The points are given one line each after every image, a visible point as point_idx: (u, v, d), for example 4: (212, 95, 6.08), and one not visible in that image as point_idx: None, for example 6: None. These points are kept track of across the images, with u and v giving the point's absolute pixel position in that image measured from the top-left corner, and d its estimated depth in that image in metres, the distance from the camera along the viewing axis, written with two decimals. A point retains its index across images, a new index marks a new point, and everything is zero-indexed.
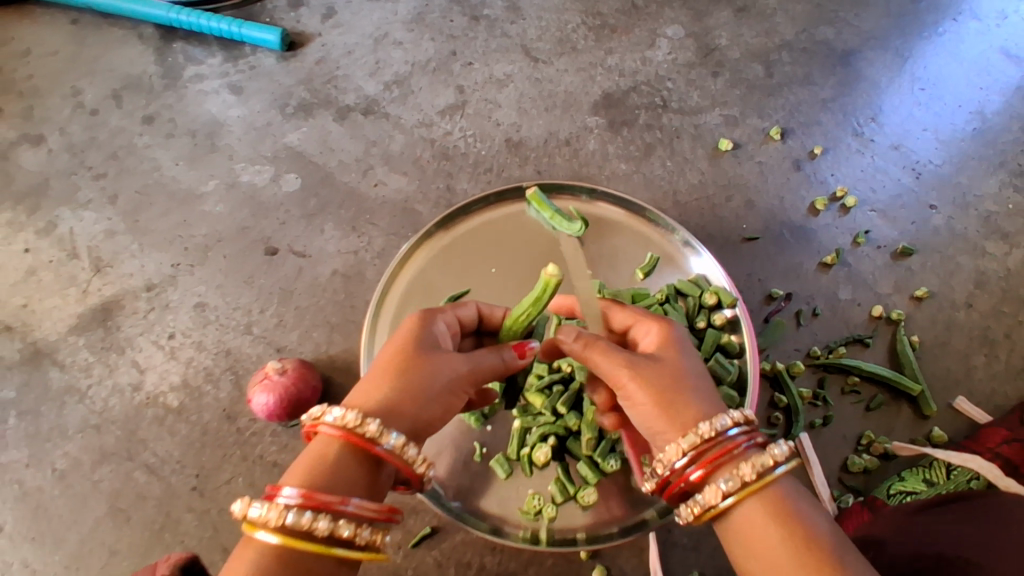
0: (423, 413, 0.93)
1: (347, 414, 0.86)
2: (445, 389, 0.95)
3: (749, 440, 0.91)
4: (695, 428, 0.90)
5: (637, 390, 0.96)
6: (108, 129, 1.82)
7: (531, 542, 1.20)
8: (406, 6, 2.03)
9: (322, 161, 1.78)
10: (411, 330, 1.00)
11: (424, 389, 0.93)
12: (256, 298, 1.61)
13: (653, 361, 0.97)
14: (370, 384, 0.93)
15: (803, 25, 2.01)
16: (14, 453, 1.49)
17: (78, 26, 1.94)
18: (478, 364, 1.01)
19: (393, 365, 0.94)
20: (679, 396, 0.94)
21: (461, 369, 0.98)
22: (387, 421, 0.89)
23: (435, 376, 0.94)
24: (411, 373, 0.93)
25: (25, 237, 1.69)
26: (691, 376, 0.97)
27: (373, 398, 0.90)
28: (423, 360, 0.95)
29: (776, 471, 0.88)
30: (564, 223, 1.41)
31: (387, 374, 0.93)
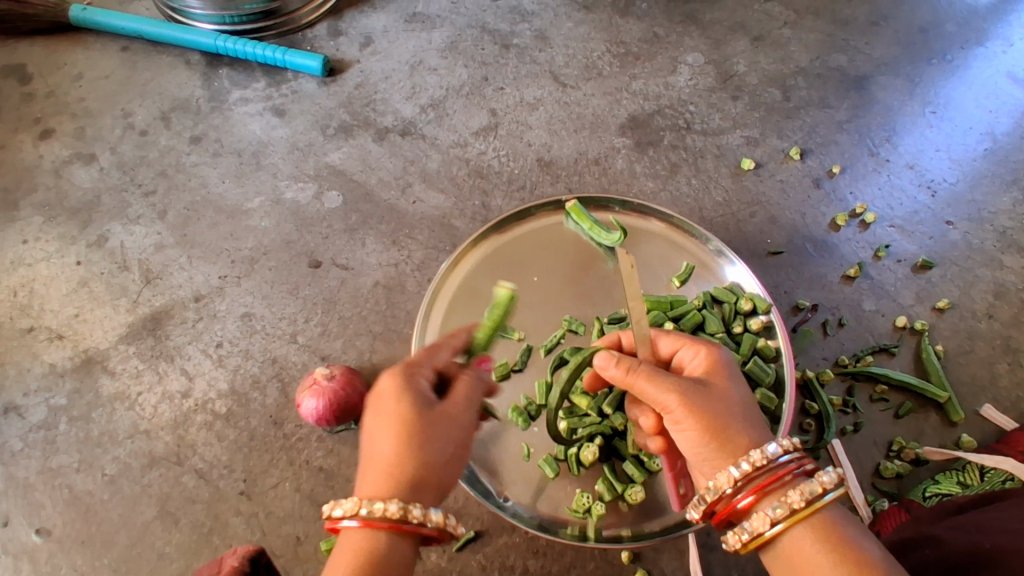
0: (445, 474, 0.97)
1: (382, 507, 0.89)
2: (457, 441, 0.99)
3: (796, 464, 0.95)
4: (747, 455, 0.94)
5: (682, 429, 0.98)
6: (158, 148, 1.97)
7: (580, 539, 1.25)
8: (439, 36, 2.16)
9: (363, 179, 1.88)
10: (399, 397, 0.98)
11: (438, 457, 0.96)
12: (301, 308, 1.69)
13: (696, 396, 0.98)
14: (391, 468, 0.93)
15: (817, 53, 2.11)
16: (64, 458, 1.53)
17: (129, 53, 2.15)
18: (471, 401, 1.04)
19: (399, 441, 0.94)
20: (725, 432, 0.96)
21: (465, 415, 1.01)
22: (418, 497, 0.93)
23: (446, 436, 0.97)
24: (421, 444, 0.95)
25: (77, 249, 1.80)
26: (734, 409, 0.99)
27: (392, 480, 0.92)
28: (428, 428, 0.96)
29: (825, 498, 0.92)
30: (603, 233, 1.48)
31: (396, 452, 0.94)
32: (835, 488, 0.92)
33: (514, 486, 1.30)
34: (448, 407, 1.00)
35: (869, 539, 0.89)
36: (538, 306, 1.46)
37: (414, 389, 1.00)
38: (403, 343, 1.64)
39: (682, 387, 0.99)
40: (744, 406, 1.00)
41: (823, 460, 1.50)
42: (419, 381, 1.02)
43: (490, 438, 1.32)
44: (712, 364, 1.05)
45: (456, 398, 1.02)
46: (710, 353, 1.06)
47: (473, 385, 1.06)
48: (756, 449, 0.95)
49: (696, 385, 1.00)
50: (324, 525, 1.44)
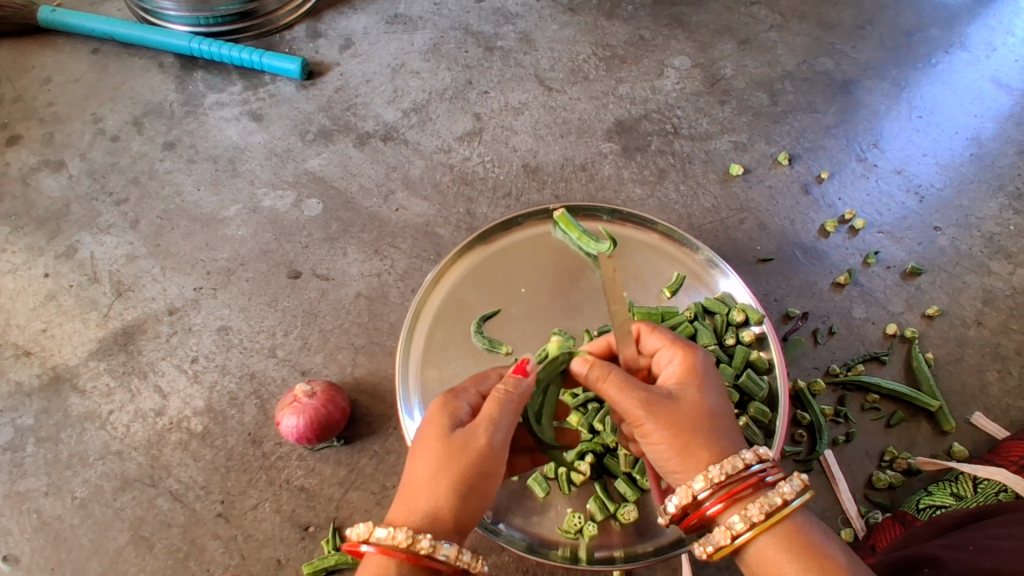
0: (463, 507, 0.90)
1: (395, 534, 0.86)
2: (476, 471, 0.91)
3: (760, 473, 0.91)
4: (705, 472, 0.91)
5: (648, 441, 0.95)
6: (130, 155, 1.90)
7: (571, 560, 1.22)
8: (422, 39, 2.12)
9: (344, 186, 1.83)
10: (428, 421, 0.95)
11: (456, 487, 0.90)
12: (280, 321, 1.63)
13: (662, 408, 0.93)
14: (409, 493, 0.91)
15: (803, 56, 2.09)
16: (32, 481, 1.46)
17: (99, 55, 2.07)
18: (498, 424, 0.94)
19: (421, 467, 0.91)
20: (690, 444, 0.93)
21: (488, 441, 0.92)
22: (433, 529, 0.88)
23: (464, 465, 0.90)
24: (436, 472, 0.90)
25: (45, 261, 1.73)
26: (702, 422, 0.94)
27: (412, 508, 0.89)
28: (454, 455, 0.90)
29: (785, 510, 0.89)
30: (592, 243, 1.46)
31: (419, 475, 0.91)
32: (798, 497, 0.90)
33: (502, 506, 1.26)
34: (470, 433, 0.92)
35: (834, 548, 0.87)
36: (526, 319, 1.43)
37: (446, 413, 0.96)
38: (387, 356, 1.59)
39: (649, 397, 0.94)
40: (715, 415, 0.95)
41: (815, 472, 1.48)
42: (457, 406, 0.97)
43: None
44: (688, 372, 0.99)
45: (482, 422, 0.94)
46: (688, 361, 1.00)
47: (501, 406, 0.96)
48: (716, 464, 0.91)
49: (664, 395, 0.95)
50: (306, 548, 1.38)
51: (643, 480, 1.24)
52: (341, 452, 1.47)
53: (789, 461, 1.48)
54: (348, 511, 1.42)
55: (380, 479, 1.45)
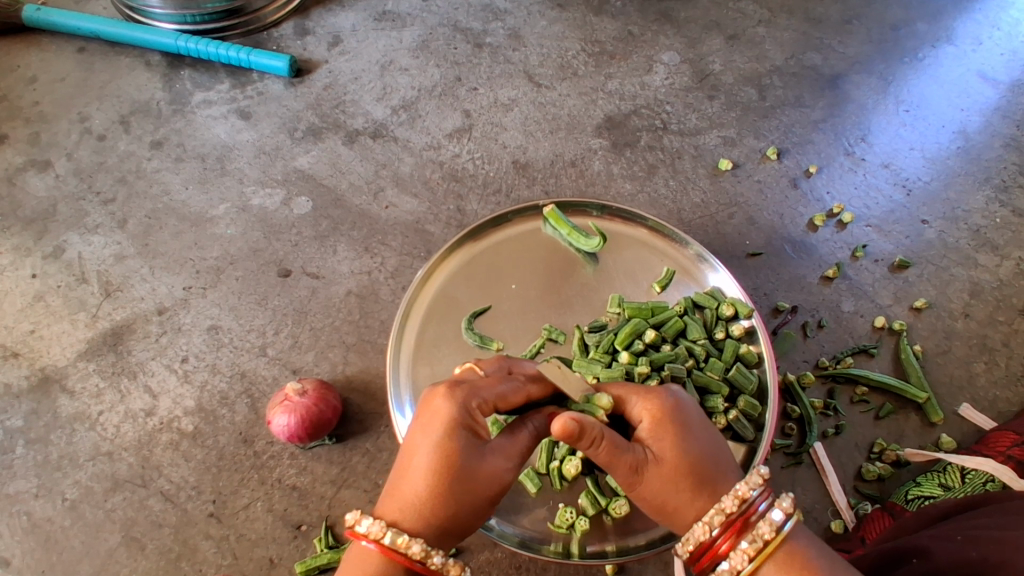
0: (469, 523, 0.93)
1: (409, 544, 0.86)
2: (491, 498, 0.93)
3: (748, 513, 0.90)
4: (693, 530, 0.92)
5: (635, 499, 0.96)
6: (117, 154, 1.88)
7: (564, 555, 1.23)
8: (410, 35, 2.11)
9: (333, 184, 1.83)
10: (454, 434, 0.90)
11: (472, 508, 0.91)
12: (270, 319, 1.63)
13: (647, 471, 0.92)
14: (420, 503, 0.88)
15: (792, 51, 2.10)
16: (22, 483, 1.45)
17: (85, 54, 2.06)
18: (520, 461, 0.97)
19: (444, 483, 0.88)
20: (669, 507, 0.94)
21: (509, 476, 0.94)
22: (441, 540, 0.90)
23: (487, 492, 0.92)
24: (459, 493, 0.89)
25: (32, 261, 1.72)
26: (683, 491, 0.92)
27: (423, 520, 0.88)
28: (473, 482, 0.90)
29: (772, 546, 0.88)
30: (582, 239, 1.48)
31: (435, 491, 0.88)
32: (783, 528, 0.89)
33: None
34: (496, 466, 0.92)
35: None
36: (517, 315, 1.43)
37: (469, 429, 0.92)
38: (378, 354, 1.59)
39: (634, 463, 0.92)
40: (703, 477, 0.92)
41: (805, 465, 1.49)
42: (476, 419, 0.93)
43: None
44: (676, 440, 0.94)
45: (507, 455, 0.95)
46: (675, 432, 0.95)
47: (524, 444, 0.98)
48: (700, 522, 0.91)
49: (648, 458, 0.93)
50: (299, 546, 1.38)
51: None
52: (333, 450, 1.47)
53: (779, 455, 1.50)
54: (340, 509, 1.42)
55: (372, 477, 1.45)
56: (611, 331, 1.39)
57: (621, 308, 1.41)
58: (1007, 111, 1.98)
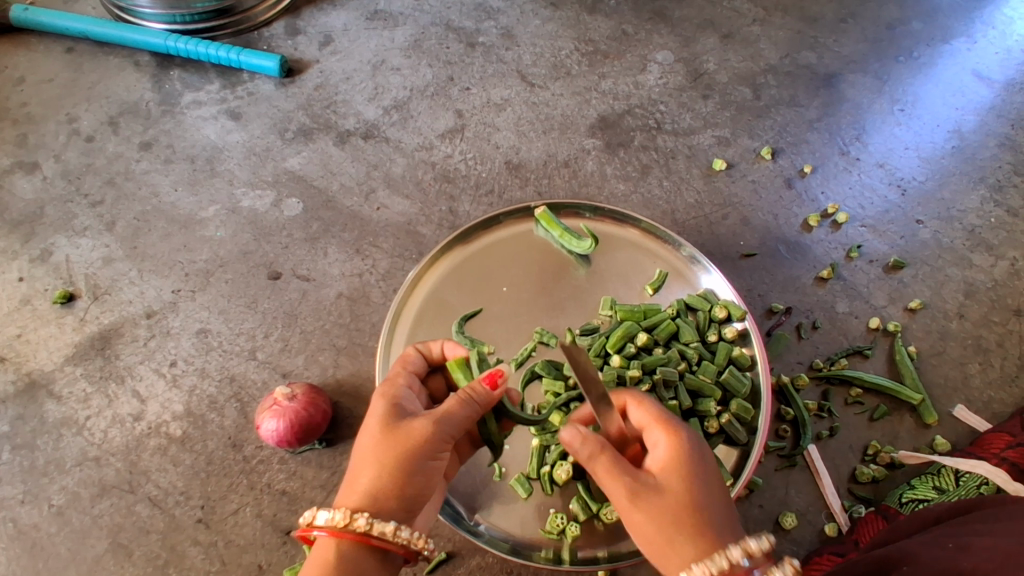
0: (406, 486, 0.91)
1: (335, 516, 0.87)
2: (421, 454, 0.92)
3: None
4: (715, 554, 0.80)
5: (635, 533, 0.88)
6: (105, 155, 1.87)
7: (555, 561, 1.22)
8: (402, 34, 2.09)
9: (324, 185, 1.81)
10: (372, 408, 0.98)
11: (402, 468, 0.91)
12: (260, 322, 1.61)
13: (647, 497, 0.85)
14: (353, 477, 0.92)
15: (786, 50, 2.09)
16: (8, 489, 1.44)
17: (74, 54, 2.04)
18: (447, 419, 0.96)
19: (365, 450, 0.92)
20: (675, 539, 0.82)
21: (434, 429, 0.94)
22: (378, 508, 0.90)
23: (408, 448, 0.92)
24: (383, 454, 0.91)
25: (19, 264, 1.70)
26: (705, 495, 0.86)
27: (354, 492, 0.90)
28: (392, 439, 0.92)
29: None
30: (574, 241, 1.46)
31: (360, 459, 0.92)
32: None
33: (485, 506, 1.26)
34: (415, 421, 0.94)
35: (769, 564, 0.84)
36: (507, 317, 1.42)
37: (387, 401, 0.98)
38: (368, 357, 1.57)
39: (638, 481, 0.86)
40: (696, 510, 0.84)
41: (799, 467, 1.48)
42: (395, 392, 1.01)
43: None
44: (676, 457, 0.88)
45: (428, 413, 0.96)
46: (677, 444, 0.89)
47: (450, 405, 0.97)
48: (701, 564, 0.80)
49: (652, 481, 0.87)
50: (288, 551, 1.37)
51: None
52: (323, 454, 1.45)
53: (772, 457, 1.49)
54: None
55: None
56: (602, 333, 1.37)
57: (614, 311, 1.39)
58: (1002, 111, 1.97)
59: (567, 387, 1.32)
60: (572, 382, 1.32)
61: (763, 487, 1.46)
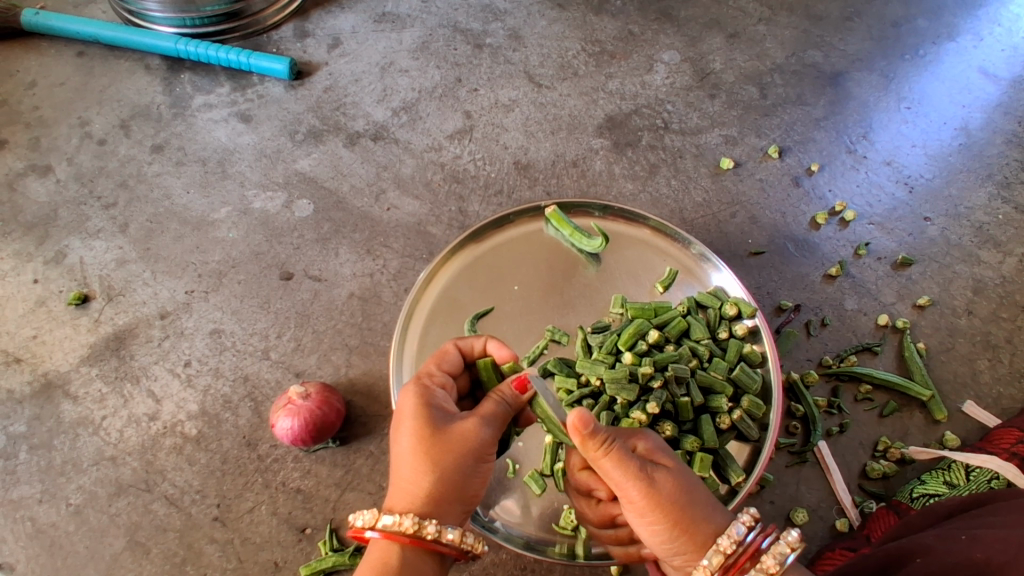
0: (462, 487, 0.94)
1: (400, 521, 0.88)
2: (474, 457, 0.95)
3: (753, 546, 0.87)
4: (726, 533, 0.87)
5: (644, 523, 0.90)
6: (118, 158, 1.88)
7: (569, 557, 1.22)
8: (410, 36, 2.11)
9: (334, 186, 1.82)
10: (415, 410, 0.98)
11: (458, 472, 0.93)
12: (273, 322, 1.63)
13: (658, 481, 0.90)
14: (409, 483, 0.92)
15: (792, 49, 2.10)
16: (25, 488, 1.45)
17: (85, 58, 2.06)
18: (492, 420, 0.99)
19: (417, 455, 0.93)
20: (692, 522, 0.88)
21: (482, 431, 0.96)
22: (438, 513, 0.92)
23: (463, 451, 0.94)
24: (439, 458, 0.92)
25: (34, 266, 1.72)
26: (698, 484, 0.92)
27: (412, 496, 0.92)
28: (445, 443, 0.93)
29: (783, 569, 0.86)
30: (584, 239, 1.48)
31: (413, 464, 0.93)
32: (789, 559, 0.87)
33: (499, 502, 1.27)
34: (462, 424, 0.96)
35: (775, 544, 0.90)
36: (519, 315, 1.43)
37: (429, 402, 0.98)
38: (381, 356, 1.59)
39: (646, 473, 0.90)
40: (697, 491, 0.91)
41: (810, 463, 1.49)
42: (433, 394, 1.01)
43: None
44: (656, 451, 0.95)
45: (474, 414, 0.98)
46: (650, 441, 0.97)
47: (493, 406, 1.00)
48: (725, 534, 0.87)
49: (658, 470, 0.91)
50: (304, 549, 1.38)
51: None
52: (336, 453, 1.47)
53: (783, 454, 1.49)
54: (345, 512, 1.41)
55: (376, 479, 1.45)
56: (613, 331, 1.38)
57: (624, 309, 1.40)
58: (1009, 108, 1.98)
59: (580, 384, 1.33)
60: (584, 379, 1.32)
61: (774, 483, 1.47)
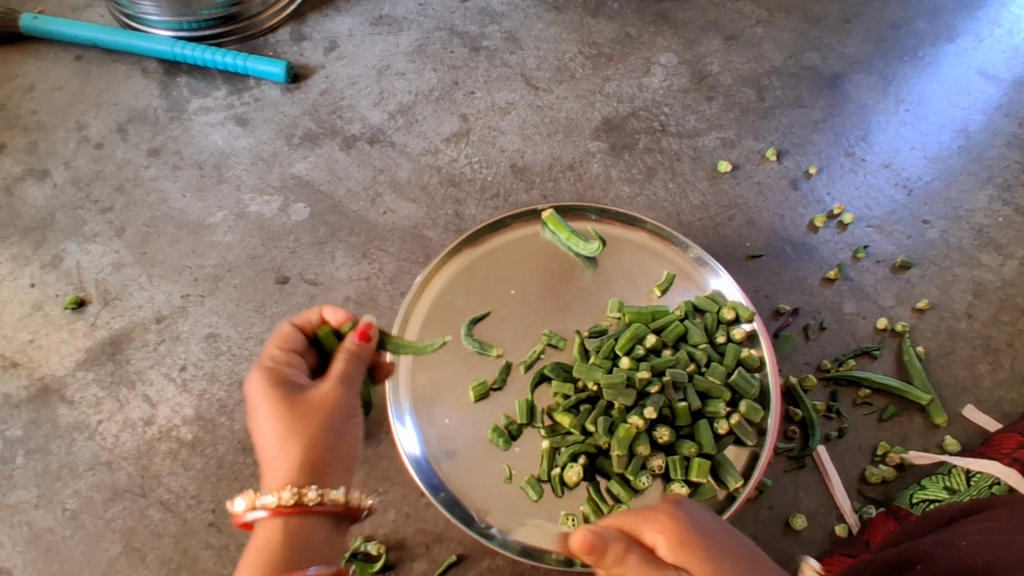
0: (330, 454, 1.02)
1: (280, 496, 0.95)
2: (332, 422, 1.04)
3: None
4: None
5: None
6: (115, 162, 1.88)
7: (565, 564, 1.21)
8: (407, 39, 2.10)
9: (331, 189, 1.82)
10: (263, 396, 1.04)
11: (319, 436, 1.02)
12: (268, 327, 1.62)
13: None
14: (281, 458, 1.00)
15: (790, 51, 2.09)
16: (22, 493, 1.45)
17: (82, 62, 2.06)
18: (339, 387, 1.07)
19: (282, 437, 1.01)
20: None
21: (333, 396, 1.06)
22: (318, 480, 0.99)
23: (315, 420, 1.02)
24: (305, 432, 1.01)
25: (31, 270, 1.72)
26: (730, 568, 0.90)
27: (282, 472, 0.98)
28: (296, 416, 1.02)
29: None
30: (581, 243, 1.47)
31: (280, 442, 1.00)
32: None
33: (495, 509, 1.26)
34: (313, 397, 1.04)
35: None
36: (515, 320, 1.42)
37: (275, 382, 1.05)
38: None
39: None
40: None
41: (809, 468, 1.48)
42: (278, 375, 1.07)
43: (471, 458, 1.30)
44: (682, 542, 0.91)
45: (320, 388, 1.06)
46: (675, 534, 0.91)
47: (339, 370, 1.09)
48: None
49: None
50: None
51: (637, 482, 1.25)
52: None
53: (781, 459, 1.48)
54: None
55: (372, 484, 1.44)
56: (610, 335, 1.38)
57: (621, 313, 1.40)
58: (1009, 110, 1.97)
59: (577, 389, 1.32)
60: (582, 384, 1.32)
61: (773, 489, 1.46)
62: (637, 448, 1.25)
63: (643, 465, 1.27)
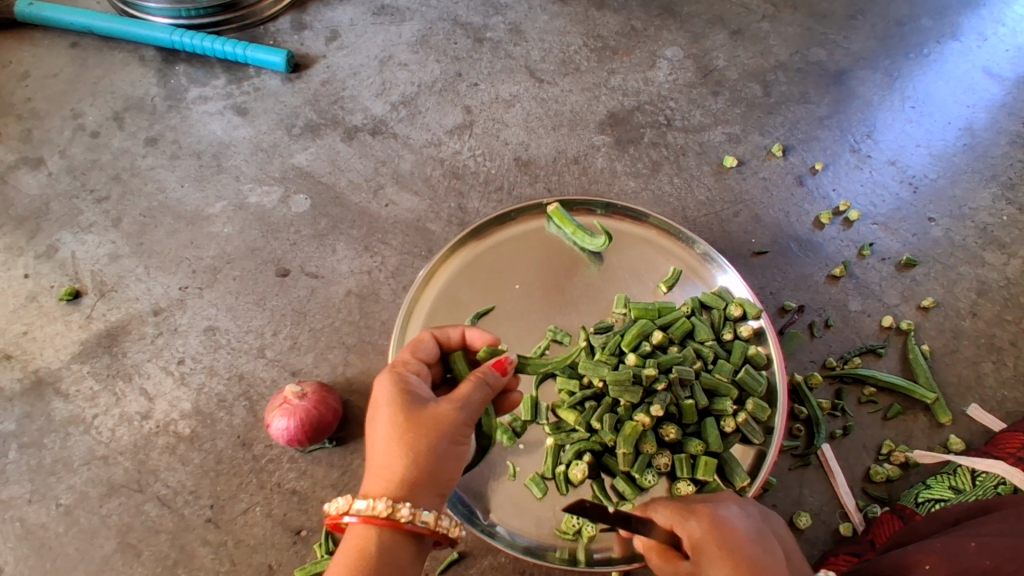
0: (436, 469, 0.92)
1: (375, 504, 0.86)
2: (450, 439, 0.93)
3: None
4: None
5: None
6: (111, 151, 1.85)
7: (569, 562, 1.21)
8: (409, 30, 2.07)
9: (332, 181, 1.79)
10: (386, 398, 0.96)
11: (430, 454, 0.91)
12: (268, 320, 1.60)
13: None
14: (385, 464, 0.90)
15: (796, 47, 2.07)
16: (15, 488, 1.42)
17: (78, 49, 2.02)
18: (467, 403, 0.97)
19: (393, 440, 0.91)
20: None
21: (457, 414, 0.95)
22: (414, 496, 0.89)
23: (436, 432, 0.92)
24: (419, 442, 0.91)
25: (25, 261, 1.68)
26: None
27: (386, 480, 0.89)
28: (416, 425, 0.92)
29: None
30: (587, 238, 1.46)
31: (389, 448, 0.91)
32: None
33: (499, 506, 1.25)
34: (435, 407, 0.94)
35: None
36: (519, 315, 1.40)
37: (403, 388, 0.97)
38: (379, 355, 1.56)
39: None
40: None
41: (813, 466, 1.47)
42: (405, 379, 1.01)
43: None
44: None
45: (449, 396, 0.96)
46: None
47: (472, 388, 0.99)
48: None
49: None
50: (299, 552, 1.36)
51: (642, 480, 1.24)
52: (333, 453, 1.44)
53: (786, 457, 1.48)
54: None
55: None
56: (617, 331, 1.35)
57: (627, 309, 1.38)
58: (1013, 108, 1.96)
59: (582, 386, 1.31)
60: (587, 381, 1.30)
61: (777, 487, 1.45)
62: (643, 446, 1.25)
63: (649, 463, 1.26)
